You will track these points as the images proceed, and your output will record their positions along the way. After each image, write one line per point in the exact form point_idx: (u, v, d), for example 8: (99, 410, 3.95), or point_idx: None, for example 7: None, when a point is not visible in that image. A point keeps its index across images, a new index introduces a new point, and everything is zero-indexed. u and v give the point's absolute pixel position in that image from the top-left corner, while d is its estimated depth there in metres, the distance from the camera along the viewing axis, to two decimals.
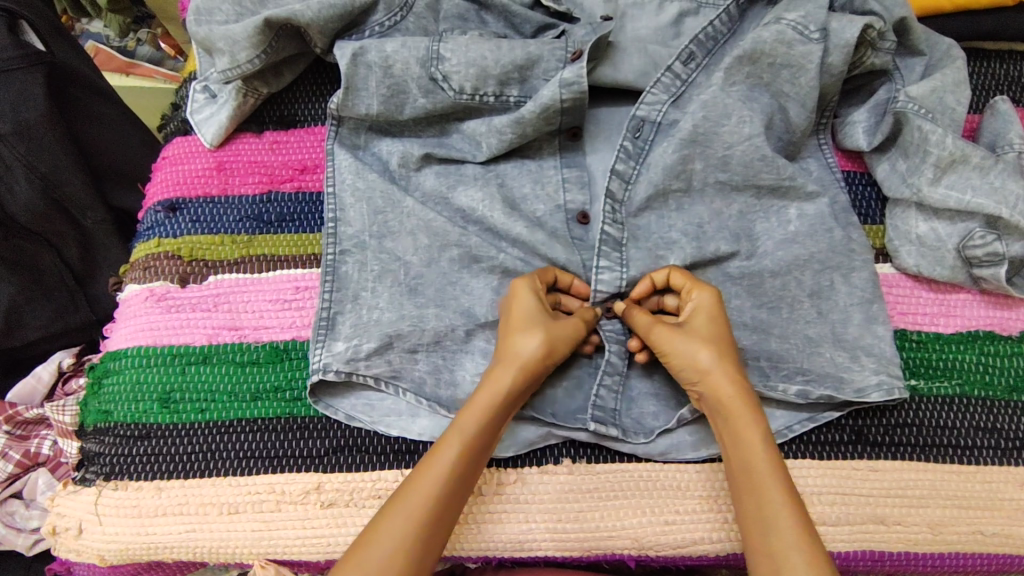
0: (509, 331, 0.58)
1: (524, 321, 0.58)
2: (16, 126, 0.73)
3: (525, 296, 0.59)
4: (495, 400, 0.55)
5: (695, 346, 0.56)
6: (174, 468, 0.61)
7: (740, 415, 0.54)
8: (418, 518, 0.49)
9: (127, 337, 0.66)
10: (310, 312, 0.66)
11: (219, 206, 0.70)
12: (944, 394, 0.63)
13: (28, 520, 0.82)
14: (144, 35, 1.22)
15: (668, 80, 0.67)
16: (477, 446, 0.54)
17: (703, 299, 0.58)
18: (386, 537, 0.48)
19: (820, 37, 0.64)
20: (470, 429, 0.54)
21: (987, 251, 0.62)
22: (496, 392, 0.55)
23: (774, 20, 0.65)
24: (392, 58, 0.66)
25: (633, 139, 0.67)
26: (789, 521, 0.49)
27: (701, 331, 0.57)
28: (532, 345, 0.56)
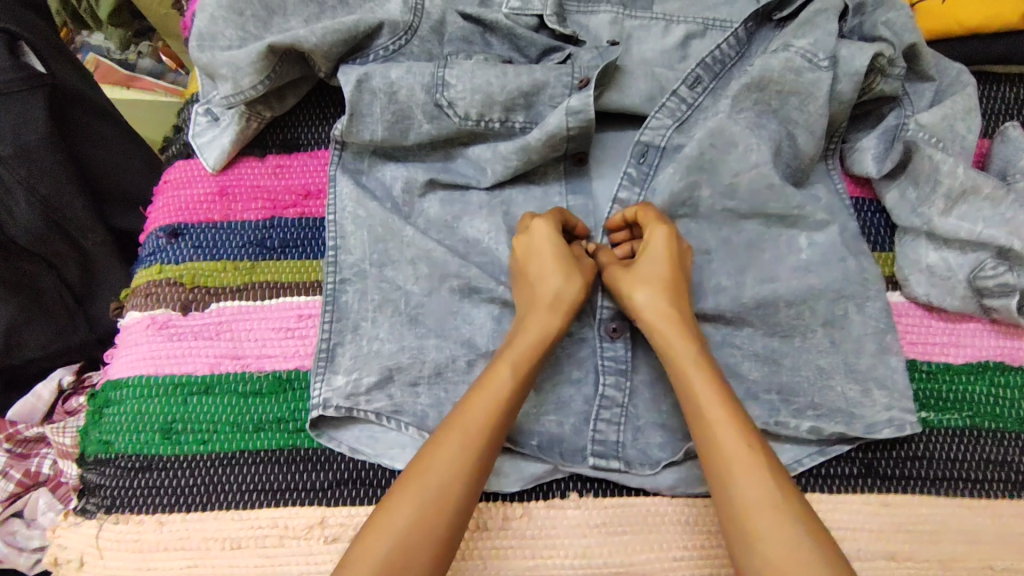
0: (547, 276, 0.59)
1: (556, 261, 0.59)
2: (16, 149, 0.73)
3: (555, 239, 0.60)
4: (542, 339, 0.56)
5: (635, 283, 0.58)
6: (177, 501, 0.60)
7: (679, 344, 0.55)
8: (468, 454, 0.50)
9: (129, 365, 0.66)
10: (313, 341, 0.65)
11: (221, 231, 0.70)
12: (955, 426, 0.62)
13: (30, 540, 0.79)
14: (145, 48, 1.22)
15: (674, 104, 0.67)
16: (529, 379, 0.55)
17: (655, 234, 0.59)
18: (436, 476, 0.49)
19: (829, 65, 0.64)
20: (516, 362, 0.55)
21: (999, 282, 0.61)
22: (540, 329, 0.57)
23: (783, 47, 0.65)
24: (397, 84, 0.65)
25: (637, 165, 0.67)
26: (741, 457, 0.48)
27: (642, 268, 0.59)
28: (573, 290, 0.59)
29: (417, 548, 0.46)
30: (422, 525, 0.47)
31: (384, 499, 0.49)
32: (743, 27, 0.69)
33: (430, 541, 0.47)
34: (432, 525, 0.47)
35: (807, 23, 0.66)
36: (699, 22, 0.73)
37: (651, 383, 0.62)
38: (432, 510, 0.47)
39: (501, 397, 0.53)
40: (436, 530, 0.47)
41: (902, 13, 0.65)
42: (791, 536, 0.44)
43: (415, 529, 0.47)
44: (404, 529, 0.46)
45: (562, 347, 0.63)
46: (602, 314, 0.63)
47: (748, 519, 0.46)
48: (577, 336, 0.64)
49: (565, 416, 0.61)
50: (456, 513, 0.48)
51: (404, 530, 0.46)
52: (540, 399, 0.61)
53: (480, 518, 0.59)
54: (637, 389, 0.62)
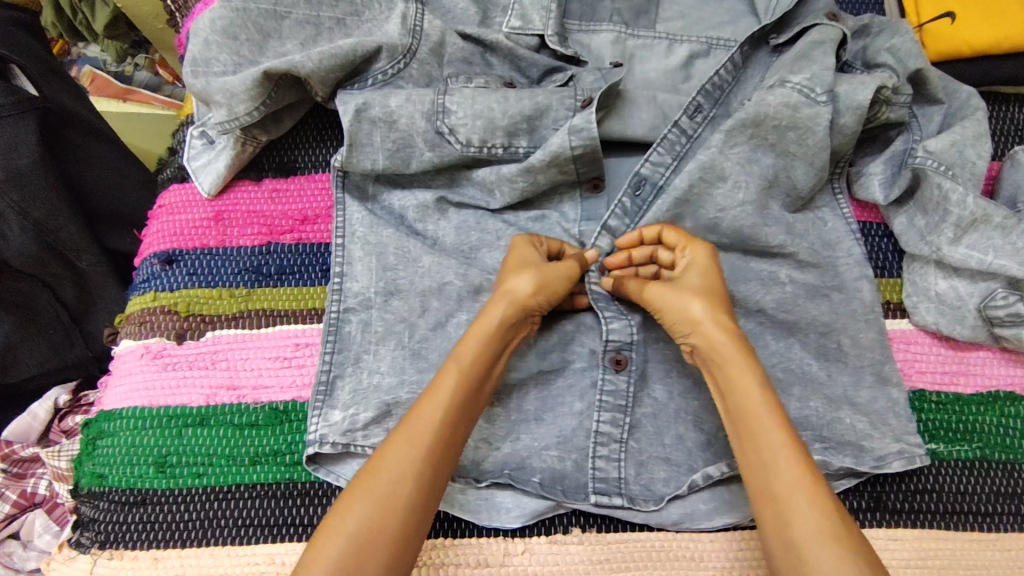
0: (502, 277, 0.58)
1: (516, 266, 0.59)
2: (9, 173, 0.72)
3: (521, 251, 0.60)
4: (487, 336, 0.55)
5: (689, 294, 0.56)
6: (172, 536, 0.59)
7: (738, 367, 0.52)
8: (418, 451, 0.49)
9: (122, 397, 0.64)
10: (310, 371, 0.64)
11: (217, 258, 0.69)
12: (964, 458, 0.61)
13: (26, 561, 0.77)
14: (142, 60, 1.20)
15: (674, 136, 0.66)
16: (475, 382, 0.53)
17: (698, 253, 0.59)
18: (389, 471, 0.48)
19: (827, 99, 0.62)
20: (464, 363, 0.53)
21: (1010, 312, 0.60)
22: (484, 326, 0.55)
23: (779, 83, 0.63)
24: (396, 112, 0.64)
25: (632, 197, 0.65)
26: (800, 483, 0.47)
27: (693, 282, 0.57)
28: (523, 282, 0.57)
29: (368, 552, 0.45)
30: (379, 526, 0.46)
31: (341, 499, 0.48)
32: (739, 51, 0.68)
33: (387, 543, 0.46)
34: (385, 523, 0.46)
35: (806, 55, 0.65)
36: (703, 41, 0.72)
37: (654, 416, 0.61)
38: (382, 510, 0.46)
39: (445, 403, 0.51)
40: (388, 533, 0.46)
41: (907, 38, 0.65)
42: (841, 560, 0.43)
43: (366, 532, 0.45)
44: (356, 530, 0.45)
45: (564, 379, 0.62)
46: (609, 344, 0.61)
47: (803, 551, 0.44)
48: (578, 367, 0.62)
49: (566, 450, 0.59)
50: (412, 505, 0.47)
51: (357, 530, 0.45)
52: (541, 431, 0.60)
53: (481, 554, 0.58)
54: (639, 423, 0.60)
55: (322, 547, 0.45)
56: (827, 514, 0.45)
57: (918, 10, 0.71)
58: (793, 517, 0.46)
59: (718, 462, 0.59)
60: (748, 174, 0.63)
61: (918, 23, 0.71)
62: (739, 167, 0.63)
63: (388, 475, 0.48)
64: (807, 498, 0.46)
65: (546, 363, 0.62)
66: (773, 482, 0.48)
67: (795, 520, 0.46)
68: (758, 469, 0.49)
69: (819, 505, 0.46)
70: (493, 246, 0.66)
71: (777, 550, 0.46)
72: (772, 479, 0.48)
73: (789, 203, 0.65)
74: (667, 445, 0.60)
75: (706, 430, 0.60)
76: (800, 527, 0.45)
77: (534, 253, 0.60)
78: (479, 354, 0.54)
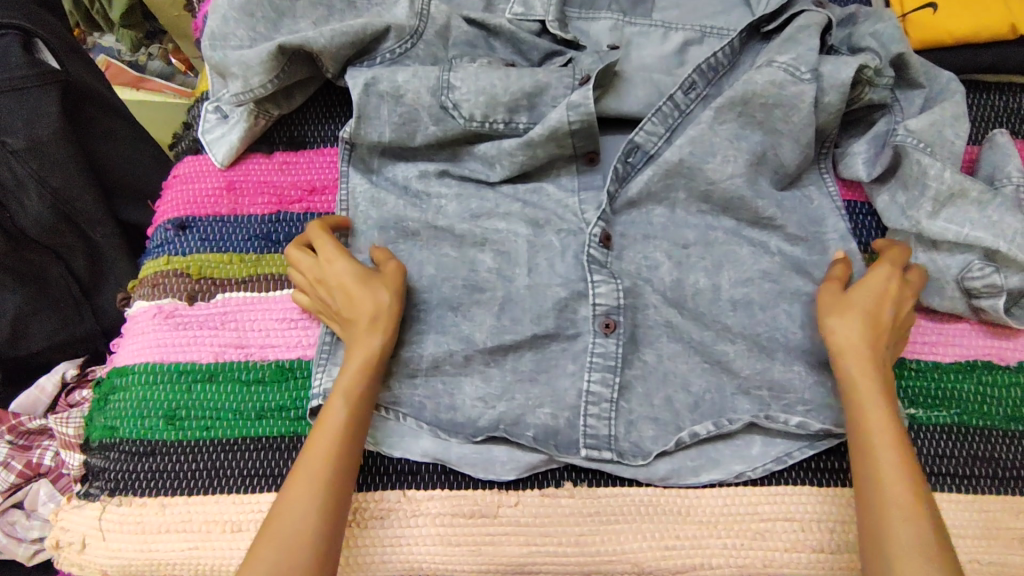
0: (356, 298, 0.60)
1: (353, 283, 0.60)
2: (30, 142, 0.75)
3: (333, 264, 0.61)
4: (368, 361, 0.58)
5: (851, 316, 0.58)
6: (180, 484, 0.62)
7: (869, 378, 0.56)
8: (326, 471, 0.53)
9: (135, 353, 0.67)
10: (316, 331, 0.66)
11: (228, 224, 0.72)
12: (943, 423, 0.63)
13: (29, 530, 0.80)
14: (155, 50, 1.23)
15: (668, 110, 0.69)
16: (364, 405, 0.57)
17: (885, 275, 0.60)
18: (292, 512, 0.51)
19: (811, 77, 0.66)
20: (346, 389, 0.57)
21: (986, 283, 0.63)
22: (363, 354, 0.59)
23: (767, 62, 0.67)
24: (404, 87, 0.68)
25: (623, 162, 0.68)
26: (900, 496, 0.50)
27: (855, 298, 0.59)
28: (383, 297, 0.60)
29: None
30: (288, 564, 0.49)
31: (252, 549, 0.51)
32: (738, 37, 0.71)
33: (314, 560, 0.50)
34: (297, 561, 0.49)
35: (792, 39, 0.68)
36: (697, 29, 0.75)
37: (644, 378, 0.63)
38: (289, 547, 0.50)
39: (338, 429, 0.55)
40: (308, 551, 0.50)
41: (889, 24, 0.69)
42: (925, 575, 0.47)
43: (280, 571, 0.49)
44: None
45: (558, 343, 0.64)
46: (597, 308, 0.63)
47: (893, 557, 0.48)
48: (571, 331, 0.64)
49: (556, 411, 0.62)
50: (320, 532, 0.51)
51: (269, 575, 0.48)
52: (535, 390, 0.63)
53: (475, 506, 0.61)
54: (629, 384, 0.63)
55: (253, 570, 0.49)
56: (921, 535, 0.49)
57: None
58: (888, 535, 0.49)
59: (705, 420, 0.62)
60: (736, 151, 0.66)
61: (902, 12, 0.74)
62: (727, 143, 0.67)
63: (295, 506, 0.52)
64: (904, 515, 0.50)
65: (540, 328, 0.63)
66: (876, 497, 0.51)
67: (892, 537, 0.49)
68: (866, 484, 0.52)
69: (910, 517, 0.49)
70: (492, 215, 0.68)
71: (869, 557, 0.50)
72: (877, 493, 0.51)
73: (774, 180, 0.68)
74: (656, 406, 0.62)
75: (695, 392, 0.63)
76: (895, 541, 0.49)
77: (345, 259, 0.62)
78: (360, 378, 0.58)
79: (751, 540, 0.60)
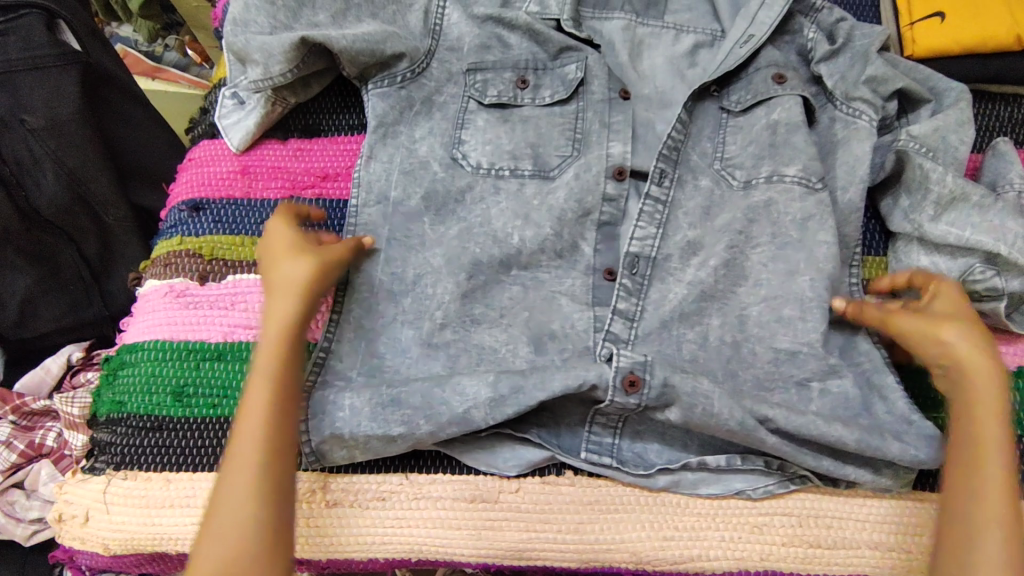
0: (272, 264, 0.59)
1: (282, 251, 0.59)
2: (48, 121, 0.78)
3: (277, 233, 0.62)
4: (272, 331, 0.55)
5: (949, 329, 0.56)
6: (185, 461, 0.62)
7: (988, 387, 0.54)
8: (258, 460, 0.50)
9: (145, 331, 0.68)
10: (324, 315, 0.67)
11: (242, 207, 0.73)
12: (943, 424, 0.64)
13: (28, 510, 0.79)
14: (172, 41, 1.24)
15: (650, 208, 0.67)
16: (286, 381, 0.53)
17: (951, 288, 0.60)
18: (230, 498, 0.49)
19: (822, 186, 0.66)
20: (264, 369, 0.53)
21: (988, 286, 0.64)
22: (273, 325, 0.55)
23: (775, 177, 0.67)
24: (419, 143, 0.71)
25: (630, 276, 0.66)
26: (998, 513, 0.50)
27: (939, 308, 0.59)
28: (293, 266, 0.58)
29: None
30: (232, 556, 0.47)
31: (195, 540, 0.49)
32: (685, 107, 0.70)
33: (265, 545, 0.48)
34: (239, 552, 0.47)
35: None
36: (709, 32, 0.77)
37: None
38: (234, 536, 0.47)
39: (269, 413, 0.52)
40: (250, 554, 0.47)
41: (876, 67, 0.69)
42: None
43: (227, 560, 0.47)
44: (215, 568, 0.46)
45: (557, 341, 0.65)
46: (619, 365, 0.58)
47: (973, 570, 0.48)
48: (580, 327, 0.65)
49: (562, 405, 0.63)
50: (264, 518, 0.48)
51: (218, 559, 0.47)
52: None
53: (477, 490, 0.61)
54: None
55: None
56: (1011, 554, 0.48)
57: (910, 8, 0.75)
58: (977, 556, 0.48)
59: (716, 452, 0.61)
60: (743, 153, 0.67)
61: (910, 21, 0.75)
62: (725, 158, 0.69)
63: (229, 489, 0.49)
64: (1001, 533, 0.49)
65: (546, 392, 0.58)
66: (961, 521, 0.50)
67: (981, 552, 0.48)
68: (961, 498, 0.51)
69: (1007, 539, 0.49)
70: (508, 255, 0.67)
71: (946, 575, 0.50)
72: (978, 508, 0.50)
73: (795, 223, 0.66)
74: None
75: None
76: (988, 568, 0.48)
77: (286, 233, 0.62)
78: (277, 354, 0.54)
79: (748, 534, 0.60)
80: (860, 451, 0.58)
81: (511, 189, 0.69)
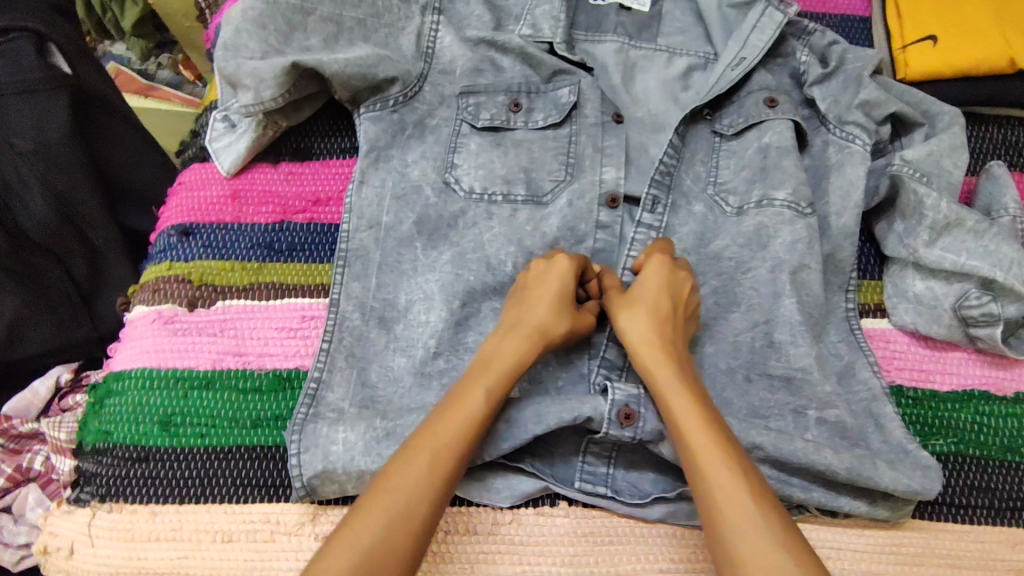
0: (542, 302, 0.59)
1: (548, 293, 0.60)
2: (37, 145, 0.77)
3: (558, 271, 0.61)
4: (513, 360, 0.56)
5: (638, 313, 0.58)
6: (172, 492, 0.61)
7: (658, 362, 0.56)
8: (429, 460, 0.50)
9: (132, 358, 0.67)
10: (315, 342, 0.66)
11: (232, 232, 0.72)
12: (940, 451, 0.63)
13: (15, 535, 0.77)
14: (165, 59, 1.23)
15: (643, 235, 0.68)
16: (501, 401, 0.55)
17: (652, 267, 0.61)
18: (402, 492, 0.48)
19: (812, 211, 0.66)
20: (491, 382, 0.55)
21: (984, 312, 0.63)
22: (512, 353, 0.57)
23: (764, 201, 0.67)
24: (411, 166, 0.70)
25: None
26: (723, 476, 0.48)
27: (638, 295, 0.59)
28: (546, 315, 0.59)
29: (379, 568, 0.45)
30: (388, 545, 0.46)
31: (344, 522, 0.47)
32: (676, 134, 0.70)
33: (415, 540, 0.47)
34: (397, 543, 0.46)
35: None
36: (700, 55, 0.77)
37: None
38: (393, 529, 0.46)
39: (474, 419, 0.52)
40: (416, 524, 0.47)
41: (870, 91, 0.69)
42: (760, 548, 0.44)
43: (378, 550, 0.45)
44: (365, 552, 0.45)
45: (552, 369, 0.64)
46: (616, 398, 0.58)
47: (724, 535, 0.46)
48: (573, 355, 0.65)
49: (555, 434, 0.62)
50: (426, 517, 0.48)
51: (370, 548, 0.45)
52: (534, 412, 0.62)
53: (470, 522, 0.60)
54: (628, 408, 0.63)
55: (340, 559, 0.45)
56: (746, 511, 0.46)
57: (902, 31, 0.76)
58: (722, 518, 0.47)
59: None
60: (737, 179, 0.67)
61: (902, 44, 0.75)
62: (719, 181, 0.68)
63: (401, 479, 0.49)
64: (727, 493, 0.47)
65: (541, 425, 0.57)
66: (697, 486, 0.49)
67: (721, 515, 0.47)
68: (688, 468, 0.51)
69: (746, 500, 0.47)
70: (501, 283, 0.66)
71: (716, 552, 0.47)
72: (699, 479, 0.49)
73: (788, 247, 0.65)
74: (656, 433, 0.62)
75: None
76: (724, 516, 0.47)
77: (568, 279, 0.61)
78: (502, 374, 0.55)
79: None
80: (849, 480, 0.57)
81: (504, 215, 0.69)
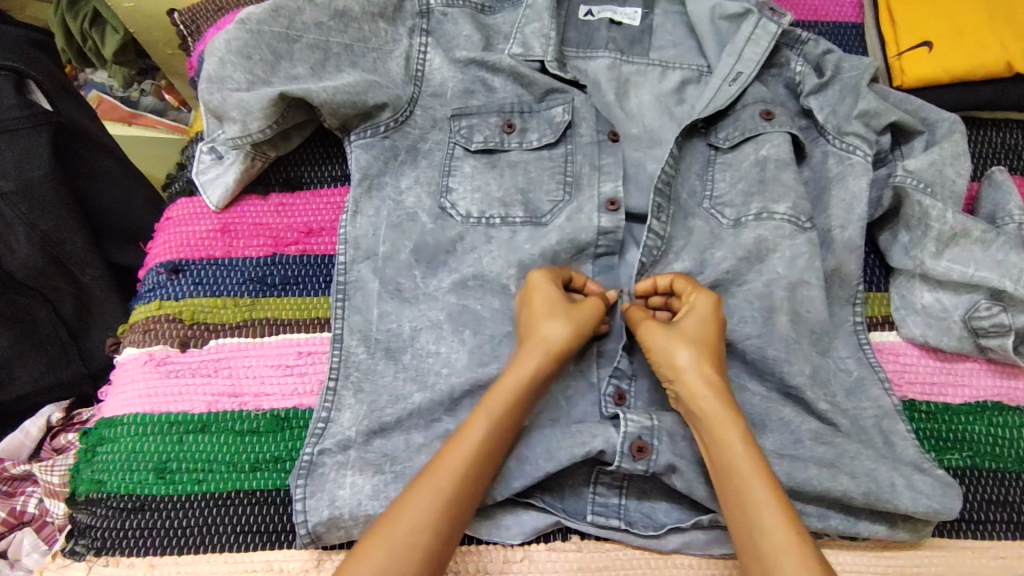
0: (547, 316, 0.58)
1: (546, 309, 0.58)
2: (18, 184, 0.73)
3: (542, 286, 0.60)
4: (521, 383, 0.55)
5: (690, 344, 0.56)
6: (170, 543, 0.59)
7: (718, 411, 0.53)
8: (435, 491, 0.49)
9: (124, 403, 0.65)
10: (313, 379, 0.65)
11: (222, 268, 0.70)
12: (956, 465, 0.62)
13: None
14: (149, 86, 1.20)
15: (651, 240, 0.66)
16: (507, 426, 0.54)
17: (702, 301, 0.58)
18: (407, 523, 0.47)
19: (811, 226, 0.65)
20: (494, 411, 0.53)
21: (994, 322, 0.62)
22: (520, 375, 0.55)
23: (765, 214, 0.66)
24: (405, 193, 0.69)
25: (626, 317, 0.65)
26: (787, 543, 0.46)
27: (690, 329, 0.57)
28: (558, 329, 0.57)
29: None
30: None
31: (352, 554, 0.47)
32: (676, 144, 0.69)
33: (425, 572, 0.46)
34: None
35: None
36: (694, 68, 0.75)
37: None
38: (400, 561, 0.46)
39: (476, 449, 0.51)
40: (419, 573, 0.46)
41: (870, 99, 0.67)
42: None
43: None
44: None
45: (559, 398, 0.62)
46: (628, 430, 0.56)
47: None
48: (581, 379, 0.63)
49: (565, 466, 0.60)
50: (434, 547, 0.47)
51: None
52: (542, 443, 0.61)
53: (481, 562, 0.58)
54: None
55: None
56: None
57: (897, 37, 0.75)
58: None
59: None
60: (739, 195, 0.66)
61: (898, 50, 0.74)
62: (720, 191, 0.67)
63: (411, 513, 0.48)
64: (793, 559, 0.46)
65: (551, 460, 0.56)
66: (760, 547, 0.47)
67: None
68: (739, 515, 0.49)
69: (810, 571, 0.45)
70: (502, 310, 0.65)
71: None
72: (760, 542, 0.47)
73: (793, 263, 0.64)
74: None
75: None
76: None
77: (560, 294, 0.60)
78: (510, 404, 0.54)
79: None
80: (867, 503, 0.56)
81: (502, 239, 0.67)
